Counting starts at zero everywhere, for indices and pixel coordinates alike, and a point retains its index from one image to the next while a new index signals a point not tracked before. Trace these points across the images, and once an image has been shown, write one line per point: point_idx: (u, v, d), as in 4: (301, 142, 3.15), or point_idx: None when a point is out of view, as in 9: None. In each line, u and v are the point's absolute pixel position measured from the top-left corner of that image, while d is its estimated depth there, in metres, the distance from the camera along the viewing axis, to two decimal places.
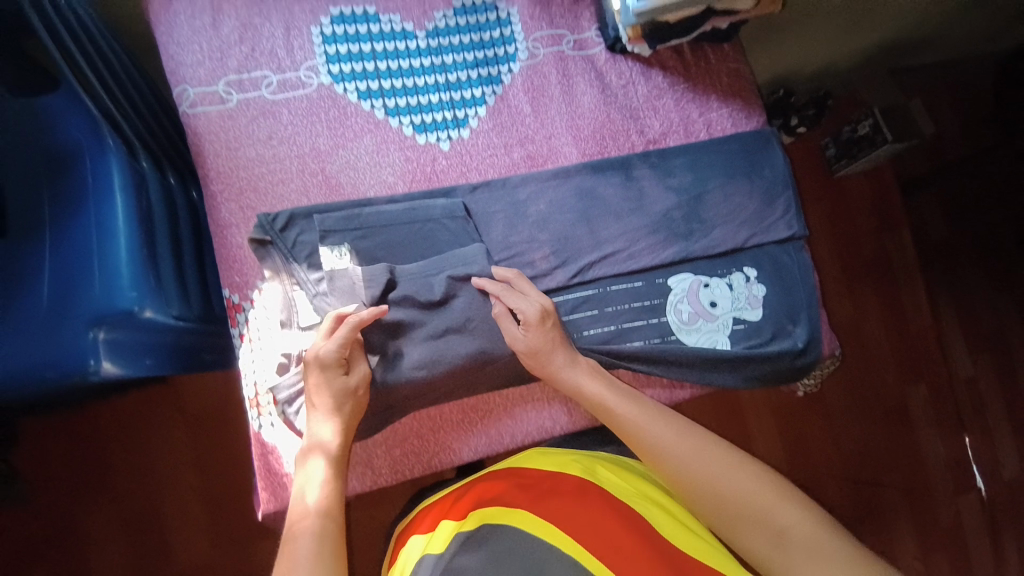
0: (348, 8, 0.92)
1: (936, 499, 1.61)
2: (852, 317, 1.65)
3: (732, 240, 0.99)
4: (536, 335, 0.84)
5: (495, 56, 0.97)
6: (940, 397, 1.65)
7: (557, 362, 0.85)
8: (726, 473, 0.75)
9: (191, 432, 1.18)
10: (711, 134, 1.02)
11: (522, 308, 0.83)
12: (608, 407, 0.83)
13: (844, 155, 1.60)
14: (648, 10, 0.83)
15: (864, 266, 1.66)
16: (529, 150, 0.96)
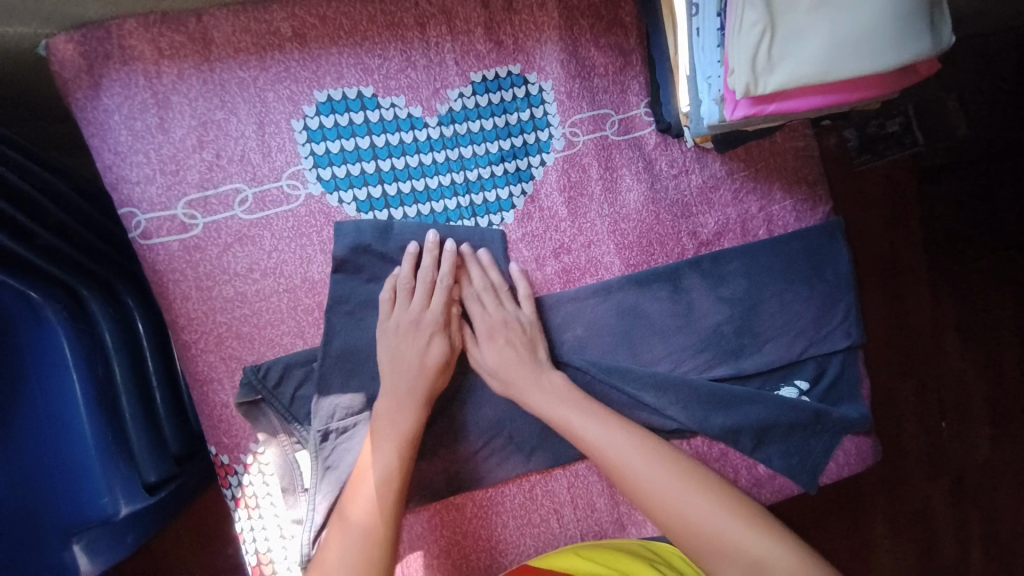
0: (338, 91, 0.72)
1: (913, 488, 1.28)
2: (876, 322, 1.27)
3: (787, 354, 0.88)
4: (498, 344, 0.75)
5: (524, 144, 0.79)
6: (928, 394, 1.28)
7: (524, 385, 0.74)
8: (709, 513, 0.67)
9: None
10: (771, 231, 0.88)
11: (478, 317, 0.76)
12: (578, 435, 0.72)
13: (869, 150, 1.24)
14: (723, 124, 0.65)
15: (880, 264, 1.26)
16: (564, 263, 0.81)
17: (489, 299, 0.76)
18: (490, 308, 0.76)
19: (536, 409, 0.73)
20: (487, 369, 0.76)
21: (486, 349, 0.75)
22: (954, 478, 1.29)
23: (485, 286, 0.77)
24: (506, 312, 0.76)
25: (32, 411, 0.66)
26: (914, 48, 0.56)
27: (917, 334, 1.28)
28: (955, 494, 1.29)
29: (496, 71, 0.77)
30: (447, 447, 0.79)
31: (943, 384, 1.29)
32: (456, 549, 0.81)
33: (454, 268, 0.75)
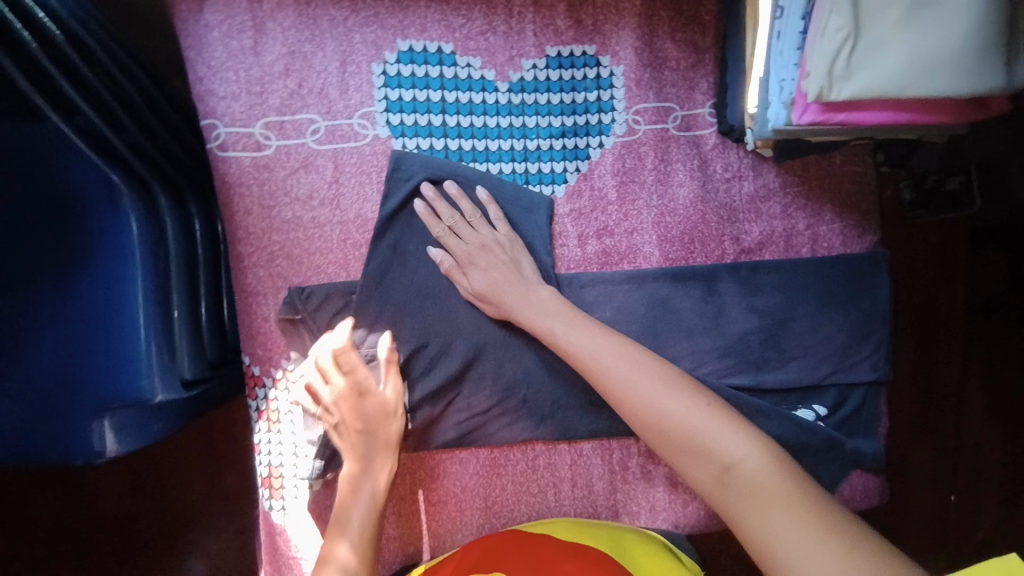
0: (420, 42, 0.76)
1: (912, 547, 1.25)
2: (902, 371, 1.25)
3: (810, 376, 0.87)
4: (481, 268, 0.76)
5: (586, 124, 0.81)
6: (945, 455, 1.25)
7: (509, 298, 0.75)
8: (675, 404, 0.66)
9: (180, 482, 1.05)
10: (815, 251, 0.88)
11: (458, 246, 0.76)
12: (560, 341, 0.73)
13: (923, 206, 1.19)
14: (789, 130, 0.66)
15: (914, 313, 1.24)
16: (605, 244, 0.83)
17: (464, 227, 0.76)
18: (468, 237, 0.77)
19: (523, 324, 0.75)
20: (475, 292, 0.76)
21: (471, 275, 0.76)
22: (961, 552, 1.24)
23: (457, 218, 0.77)
24: (484, 236, 0.77)
25: (89, 291, 0.70)
26: (997, 78, 0.56)
27: (940, 391, 1.25)
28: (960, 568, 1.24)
29: (571, 49, 0.79)
30: (462, 399, 0.81)
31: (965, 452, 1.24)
32: (454, 500, 0.84)
33: (423, 208, 0.76)
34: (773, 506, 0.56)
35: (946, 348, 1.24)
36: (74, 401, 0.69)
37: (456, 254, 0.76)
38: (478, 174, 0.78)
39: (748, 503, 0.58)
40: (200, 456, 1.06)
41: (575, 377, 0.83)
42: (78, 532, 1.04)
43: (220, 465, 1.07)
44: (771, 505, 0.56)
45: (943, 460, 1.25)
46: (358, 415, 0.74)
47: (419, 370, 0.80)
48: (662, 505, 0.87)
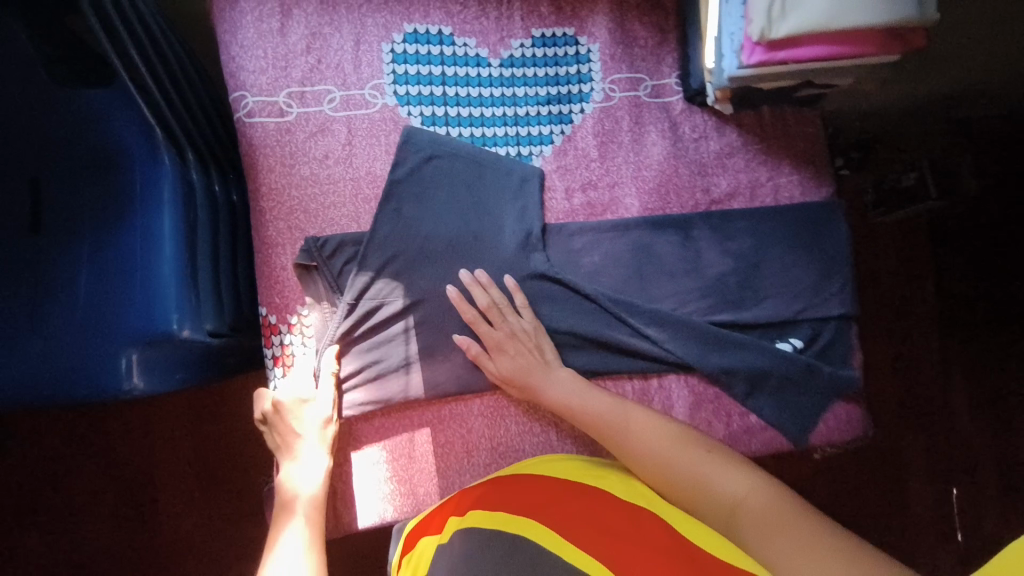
0: (423, 26, 0.89)
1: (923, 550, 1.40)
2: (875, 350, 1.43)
3: (784, 312, 0.95)
4: (510, 354, 0.85)
5: (569, 93, 0.92)
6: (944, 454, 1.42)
7: (535, 381, 0.84)
8: (680, 456, 0.73)
9: (197, 460, 1.08)
10: (778, 200, 0.98)
11: (488, 334, 0.84)
12: (579, 413, 0.82)
13: (883, 205, 1.41)
14: (744, 78, 0.79)
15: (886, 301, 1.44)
16: (590, 197, 0.92)
17: (496, 314, 0.85)
18: (499, 323, 0.85)
19: (547, 403, 0.84)
20: (502, 372, 0.84)
21: (499, 358, 0.84)
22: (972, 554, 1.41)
23: (490, 303, 0.85)
24: (513, 325, 0.85)
25: (123, 239, 0.77)
26: (907, 10, 0.69)
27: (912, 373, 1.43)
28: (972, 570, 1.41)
29: (553, 31, 0.92)
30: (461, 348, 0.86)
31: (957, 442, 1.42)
32: (461, 442, 0.86)
33: (453, 294, 0.84)
34: (780, 538, 0.60)
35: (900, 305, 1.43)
36: (107, 336, 0.73)
37: (484, 341, 0.85)
38: (474, 146, 0.89)
39: (760, 537, 0.62)
40: (207, 436, 1.08)
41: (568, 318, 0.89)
42: (91, 513, 1.07)
43: (227, 441, 1.09)
44: (775, 534, 0.61)
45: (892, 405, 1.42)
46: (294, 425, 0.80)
47: (425, 314, 0.86)
48: None
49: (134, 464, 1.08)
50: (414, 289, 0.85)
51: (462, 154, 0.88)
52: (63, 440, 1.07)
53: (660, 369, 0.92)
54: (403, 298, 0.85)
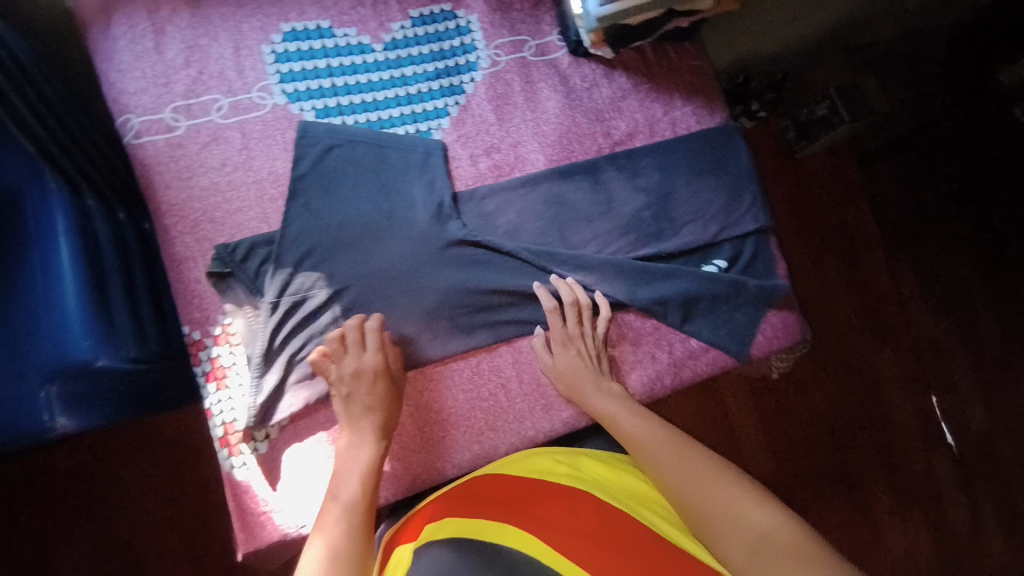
0: (301, 24, 0.90)
1: (908, 452, 1.58)
2: (835, 285, 1.60)
3: (702, 235, 0.98)
4: (569, 352, 0.89)
5: (456, 65, 0.94)
6: (909, 363, 1.61)
7: (588, 382, 0.87)
8: (711, 480, 0.70)
9: (163, 498, 1.06)
10: (676, 132, 1.01)
11: (559, 327, 0.90)
12: (621, 427, 0.82)
13: (805, 136, 1.58)
14: (610, 16, 0.83)
15: (830, 238, 1.62)
16: (495, 159, 0.94)
17: (572, 314, 0.91)
18: (569, 323, 0.91)
19: (590, 408, 0.85)
20: (554, 368, 0.89)
21: (559, 354, 0.89)
22: (952, 448, 1.59)
23: (573, 302, 0.92)
24: (585, 329, 0.91)
25: (22, 275, 0.76)
26: None
27: (869, 296, 1.61)
28: (957, 461, 1.59)
29: (431, 9, 0.95)
30: (391, 330, 0.87)
31: (923, 349, 1.62)
32: (410, 418, 0.88)
33: (540, 288, 0.91)
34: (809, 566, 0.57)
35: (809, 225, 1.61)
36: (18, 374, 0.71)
37: (552, 331, 0.91)
38: (373, 130, 0.90)
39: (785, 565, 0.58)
40: (169, 472, 1.07)
41: (494, 279, 0.91)
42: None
43: (191, 473, 1.08)
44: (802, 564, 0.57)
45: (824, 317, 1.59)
46: (355, 402, 0.81)
47: (351, 302, 0.86)
48: None
49: (94, 517, 1.05)
50: (334, 278, 0.85)
51: (360, 141, 0.89)
52: (13, 508, 1.04)
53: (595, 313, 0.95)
54: (328, 287, 0.85)
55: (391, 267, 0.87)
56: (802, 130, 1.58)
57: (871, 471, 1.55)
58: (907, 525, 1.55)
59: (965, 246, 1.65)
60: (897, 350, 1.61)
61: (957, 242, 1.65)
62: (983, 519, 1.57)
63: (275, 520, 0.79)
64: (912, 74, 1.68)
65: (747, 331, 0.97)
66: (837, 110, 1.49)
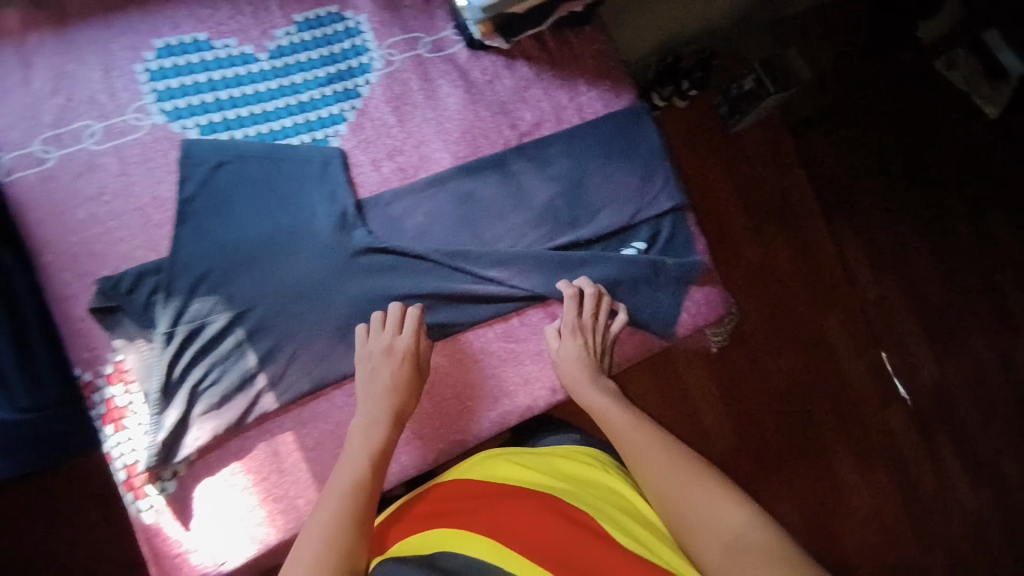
0: (176, 38, 0.86)
1: (864, 411, 1.61)
2: (780, 255, 1.63)
3: (619, 218, 0.97)
4: (578, 343, 0.88)
5: (349, 69, 0.91)
6: (857, 323, 1.64)
7: (587, 372, 0.86)
8: (693, 480, 0.68)
9: (91, 548, 1.01)
10: (584, 118, 1.00)
11: (574, 317, 0.90)
12: (607, 419, 0.80)
13: (737, 111, 1.59)
14: (493, 5, 0.81)
15: (773, 208, 1.64)
16: (398, 162, 0.91)
17: (589, 309, 0.90)
18: (585, 316, 0.90)
19: (584, 400, 0.84)
20: (565, 356, 0.88)
21: (564, 343, 0.89)
22: (907, 402, 1.63)
23: (591, 298, 0.91)
24: (595, 326, 0.90)
25: None
26: None
27: (813, 262, 1.64)
28: (912, 414, 1.63)
29: (316, 12, 0.91)
30: (300, 351, 0.83)
31: (869, 308, 1.65)
32: (332, 437, 0.84)
33: (564, 284, 0.92)
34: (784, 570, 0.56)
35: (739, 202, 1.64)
36: None
37: (564, 319, 0.90)
38: (264, 143, 0.86)
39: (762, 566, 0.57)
40: (96, 520, 1.02)
41: (405, 287, 0.88)
42: None
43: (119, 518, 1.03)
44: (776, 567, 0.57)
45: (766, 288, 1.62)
46: (375, 384, 0.79)
47: (253, 326, 0.82)
48: (524, 380, 0.92)
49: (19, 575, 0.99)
50: (231, 302, 0.82)
51: (250, 156, 0.85)
52: None
53: (515, 309, 0.93)
54: (227, 311, 0.81)
55: (293, 285, 0.84)
56: (734, 106, 1.59)
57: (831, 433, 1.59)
58: (867, 480, 1.59)
59: (897, 204, 1.69)
60: (845, 313, 1.64)
61: (893, 200, 1.69)
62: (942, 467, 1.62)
63: (192, 561, 0.78)
64: (831, 40, 1.71)
65: (668, 310, 0.97)
66: (762, 82, 1.54)
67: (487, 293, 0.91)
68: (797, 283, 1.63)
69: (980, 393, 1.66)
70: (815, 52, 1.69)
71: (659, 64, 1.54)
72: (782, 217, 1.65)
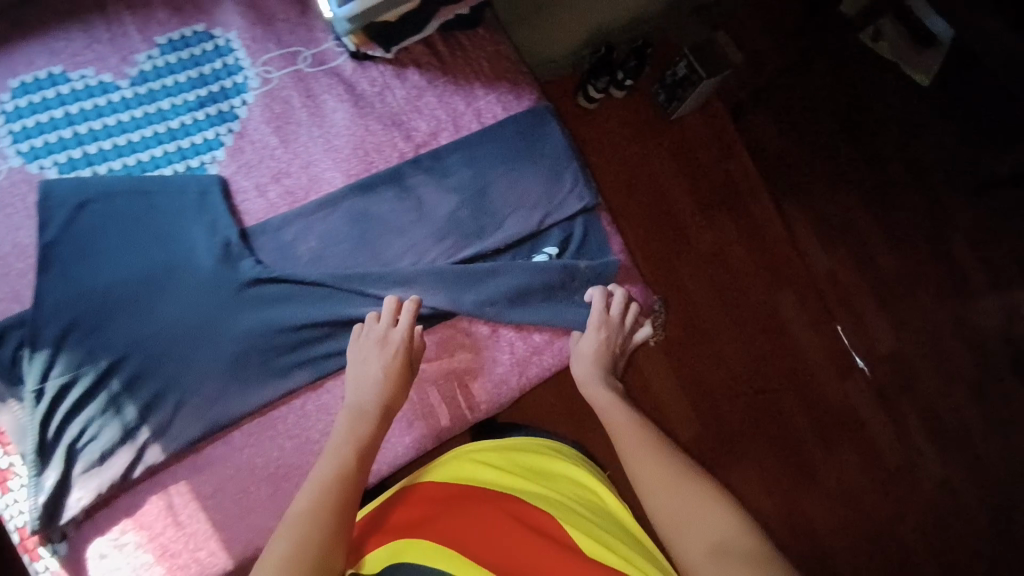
0: (30, 74, 0.82)
1: (823, 384, 1.61)
2: (727, 237, 1.62)
3: (527, 225, 0.94)
4: (600, 343, 0.89)
5: (222, 90, 0.86)
6: (809, 300, 1.63)
7: (603, 371, 0.86)
8: (682, 483, 0.67)
9: None
10: (483, 123, 0.96)
11: (603, 317, 0.90)
12: (608, 418, 0.80)
13: (675, 98, 1.57)
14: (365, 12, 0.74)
15: (716, 191, 1.63)
16: (285, 185, 0.86)
17: (619, 317, 0.91)
18: (614, 321, 0.91)
19: (592, 394, 0.84)
20: (587, 353, 0.88)
21: (586, 341, 0.89)
22: (865, 372, 1.63)
23: (618, 309, 0.92)
24: (615, 332, 0.91)
25: None
26: None
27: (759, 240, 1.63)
28: (871, 385, 1.63)
29: (182, 32, 0.86)
30: (186, 394, 0.79)
31: (821, 282, 1.65)
32: (231, 483, 0.80)
33: (600, 291, 0.92)
34: None
35: (675, 192, 1.61)
36: None
37: (592, 316, 0.90)
38: (132, 176, 0.81)
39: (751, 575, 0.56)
40: None
41: (301, 314, 0.83)
42: None
43: None
44: None
45: (714, 278, 1.59)
46: (365, 380, 0.77)
47: (133, 372, 0.79)
48: (442, 399, 0.89)
49: None
50: (105, 349, 0.78)
51: (118, 193, 0.80)
52: None
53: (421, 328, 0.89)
54: (99, 362, 0.78)
55: (173, 326, 0.79)
56: (671, 92, 1.58)
57: (791, 411, 1.58)
58: (832, 455, 1.58)
59: (837, 178, 1.69)
60: (796, 289, 1.63)
61: (836, 172, 1.68)
62: (907, 434, 1.62)
63: None
64: (758, 20, 1.69)
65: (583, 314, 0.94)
66: (694, 67, 1.50)
67: None
68: (744, 269, 1.61)
69: (938, 358, 1.66)
70: (744, 33, 1.67)
71: (592, 57, 1.50)
72: (727, 201, 1.63)
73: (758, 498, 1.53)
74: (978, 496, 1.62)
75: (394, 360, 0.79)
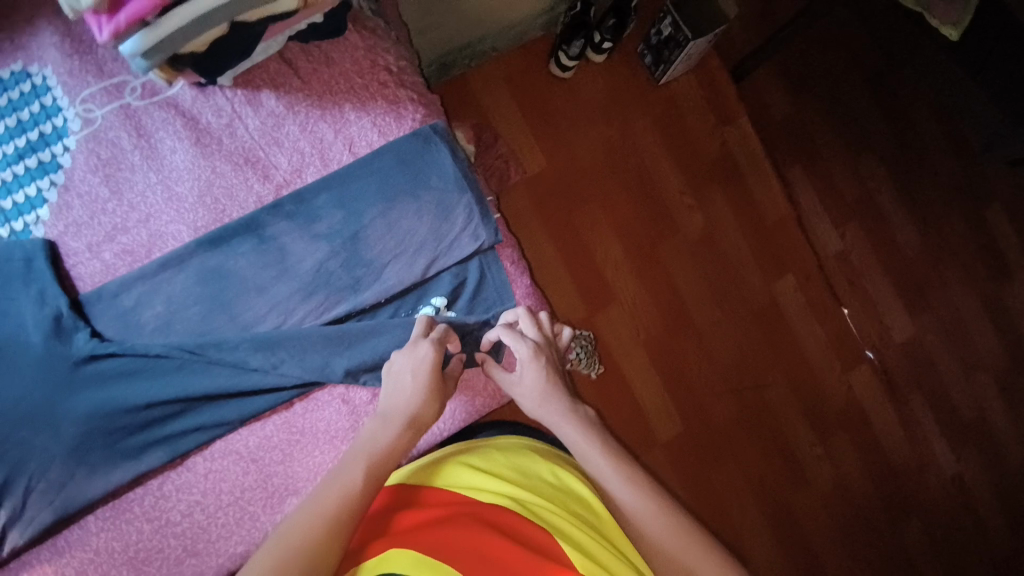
0: None
1: (825, 388, 1.40)
2: (724, 224, 1.38)
3: (409, 275, 0.81)
4: (538, 374, 0.73)
5: (41, 136, 0.77)
6: (817, 287, 1.40)
7: (556, 408, 0.72)
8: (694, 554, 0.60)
9: None
10: (356, 154, 0.81)
11: (524, 346, 0.73)
12: (590, 459, 0.69)
13: (659, 61, 1.32)
14: (155, 47, 0.59)
15: (709, 168, 1.38)
16: (122, 243, 0.78)
17: (547, 343, 0.77)
18: (542, 347, 0.75)
19: (560, 427, 0.72)
20: (542, 390, 0.73)
21: (517, 375, 0.74)
22: (872, 361, 1.42)
23: (541, 334, 0.77)
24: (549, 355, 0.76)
25: None
26: None
27: (761, 226, 1.39)
28: (878, 374, 1.42)
29: None
30: (36, 478, 0.75)
31: (828, 267, 1.42)
32: (90, 568, 0.76)
33: (525, 313, 0.78)
34: None
35: (660, 169, 1.37)
36: None
37: (514, 347, 0.73)
38: None
39: None
40: None
41: (148, 390, 0.75)
42: None
43: None
44: None
45: (701, 272, 1.37)
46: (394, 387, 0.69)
47: None
48: None
49: None
50: None
51: None
52: None
53: (292, 397, 0.80)
54: None
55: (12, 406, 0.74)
56: (657, 53, 1.31)
57: (787, 416, 1.39)
58: (833, 459, 1.40)
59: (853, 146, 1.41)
60: (799, 274, 1.40)
61: (854, 137, 1.41)
62: (920, 431, 1.44)
63: None
64: None
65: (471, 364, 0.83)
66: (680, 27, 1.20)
67: (256, 386, 0.77)
68: (739, 260, 1.38)
69: (962, 344, 1.45)
70: None
71: (566, 13, 1.25)
72: (719, 183, 1.38)
73: (752, 514, 1.36)
74: (996, 499, 1.46)
75: (421, 368, 0.69)
